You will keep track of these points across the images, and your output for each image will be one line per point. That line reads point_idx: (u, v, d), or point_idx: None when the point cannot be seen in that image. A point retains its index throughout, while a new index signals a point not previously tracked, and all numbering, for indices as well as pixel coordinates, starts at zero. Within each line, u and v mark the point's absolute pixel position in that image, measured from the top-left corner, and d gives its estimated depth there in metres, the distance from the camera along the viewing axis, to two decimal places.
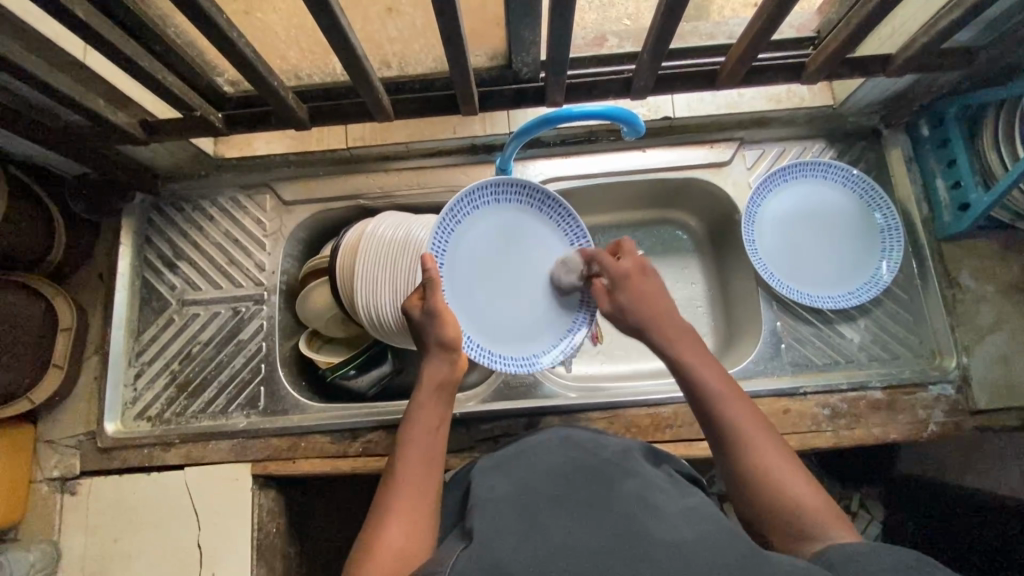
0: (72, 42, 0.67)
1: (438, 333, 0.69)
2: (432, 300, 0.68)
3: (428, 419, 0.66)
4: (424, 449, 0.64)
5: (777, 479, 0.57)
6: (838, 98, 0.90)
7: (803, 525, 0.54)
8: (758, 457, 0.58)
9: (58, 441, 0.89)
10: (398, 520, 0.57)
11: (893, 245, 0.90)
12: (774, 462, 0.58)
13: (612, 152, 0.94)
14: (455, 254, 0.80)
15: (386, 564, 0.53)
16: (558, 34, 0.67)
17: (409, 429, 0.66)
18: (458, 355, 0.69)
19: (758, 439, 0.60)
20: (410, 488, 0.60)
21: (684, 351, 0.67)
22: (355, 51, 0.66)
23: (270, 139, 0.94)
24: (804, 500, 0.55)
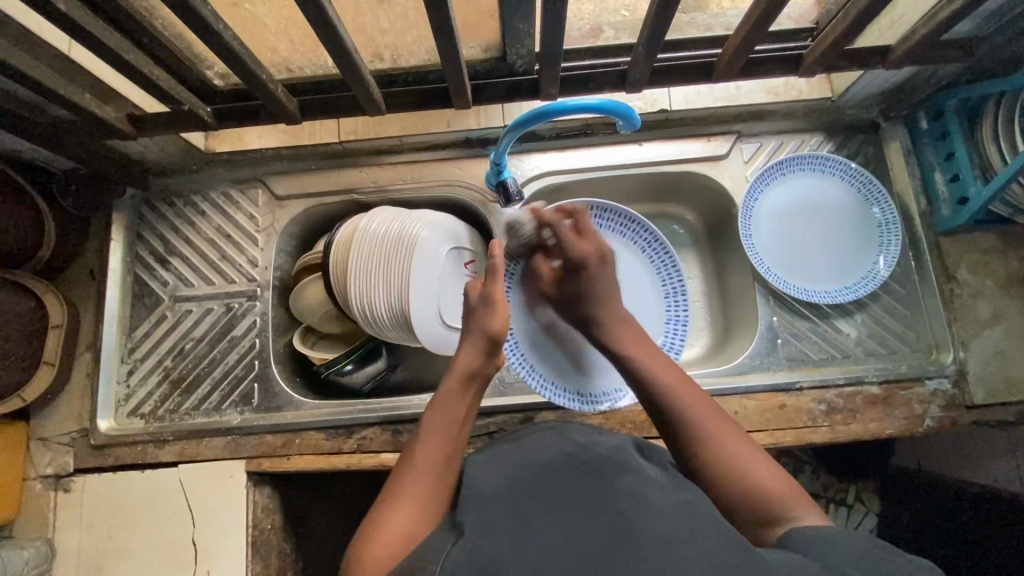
0: (56, 35, 0.66)
1: (484, 322, 0.70)
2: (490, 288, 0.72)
3: (456, 408, 0.65)
4: (445, 438, 0.63)
5: (730, 461, 0.58)
6: (836, 90, 0.89)
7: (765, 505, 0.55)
8: (716, 443, 0.60)
9: (51, 438, 0.89)
10: (411, 506, 0.57)
11: (890, 240, 0.89)
12: (734, 450, 0.59)
13: (608, 145, 0.93)
14: (510, 297, 0.90)
15: (394, 546, 0.53)
16: (552, 25, 0.66)
17: (434, 417, 0.65)
18: (495, 349, 0.70)
19: (712, 426, 0.61)
20: (428, 475, 0.60)
21: (623, 338, 0.72)
22: (345, 44, 0.65)
23: (262, 133, 0.93)
24: (762, 479, 0.56)
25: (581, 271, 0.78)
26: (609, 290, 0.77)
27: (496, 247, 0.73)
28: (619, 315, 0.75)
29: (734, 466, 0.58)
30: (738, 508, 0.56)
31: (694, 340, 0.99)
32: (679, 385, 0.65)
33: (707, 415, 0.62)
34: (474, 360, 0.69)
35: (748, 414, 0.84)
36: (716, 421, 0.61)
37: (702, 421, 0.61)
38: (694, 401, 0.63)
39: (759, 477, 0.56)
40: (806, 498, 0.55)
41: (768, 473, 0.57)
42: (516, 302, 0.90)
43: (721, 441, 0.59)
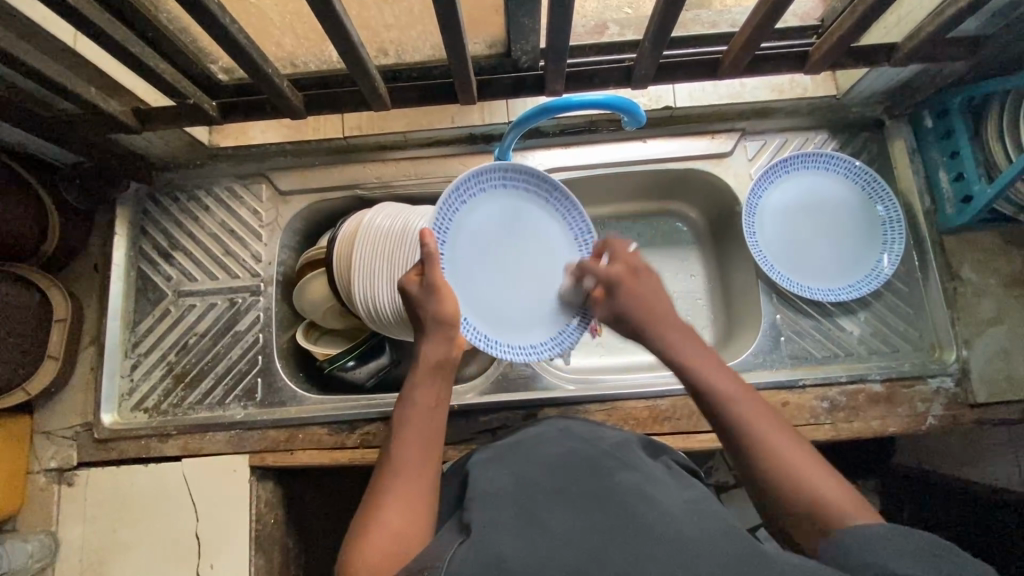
0: (62, 28, 0.66)
1: (436, 310, 0.68)
2: (431, 275, 0.68)
3: (426, 397, 0.66)
4: (419, 428, 0.64)
5: (795, 476, 0.57)
6: (842, 88, 0.89)
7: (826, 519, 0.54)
8: (789, 477, 0.57)
9: (55, 432, 0.89)
10: (396, 502, 0.57)
11: (894, 238, 0.89)
12: (801, 464, 0.57)
13: (613, 142, 0.93)
14: (460, 264, 0.79)
15: (381, 545, 0.53)
16: (559, 21, 0.66)
17: (407, 410, 0.65)
18: (454, 332, 0.69)
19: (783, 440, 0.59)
20: (410, 469, 0.60)
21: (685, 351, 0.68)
22: (351, 39, 0.65)
23: (266, 128, 0.93)
24: (824, 491, 0.55)
25: (616, 288, 0.74)
26: (653, 297, 0.73)
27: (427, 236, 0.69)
28: (676, 325, 0.71)
29: (799, 479, 0.56)
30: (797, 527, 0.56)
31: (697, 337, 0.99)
32: (738, 396, 0.63)
33: (764, 423, 0.60)
34: (441, 346, 0.68)
35: None
36: (779, 435, 0.60)
37: (768, 436, 0.60)
38: (755, 412, 0.61)
39: (825, 491, 0.55)
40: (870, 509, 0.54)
41: (833, 488, 0.55)
42: (466, 266, 0.80)
43: (783, 454, 0.58)
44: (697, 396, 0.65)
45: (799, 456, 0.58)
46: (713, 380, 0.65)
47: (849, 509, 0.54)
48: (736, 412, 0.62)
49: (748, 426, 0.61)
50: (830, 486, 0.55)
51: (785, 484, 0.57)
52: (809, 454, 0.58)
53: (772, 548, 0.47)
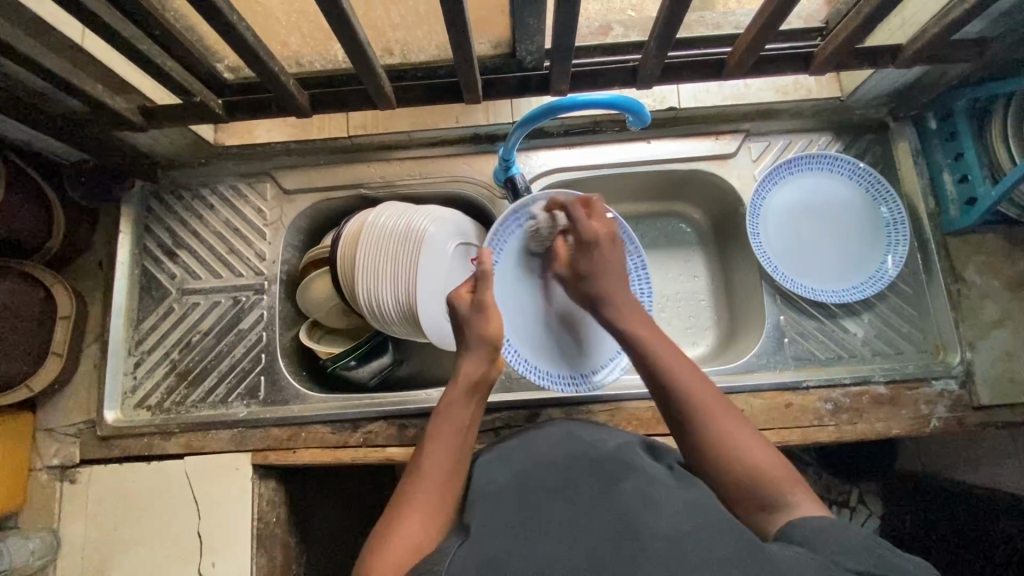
0: (70, 25, 0.66)
1: (482, 328, 0.69)
2: (485, 295, 0.70)
3: (460, 418, 0.66)
4: (450, 446, 0.63)
5: (729, 448, 0.58)
6: (845, 90, 0.89)
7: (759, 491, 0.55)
8: (722, 446, 0.58)
9: (58, 429, 0.89)
10: (419, 516, 0.56)
11: (897, 239, 0.89)
12: (730, 430, 0.59)
13: (617, 143, 0.93)
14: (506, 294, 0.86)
15: (403, 555, 0.52)
16: (565, 20, 0.66)
17: (437, 427, 0.65)
18: (494, 354, 0.70)
19: (719, 415, 0.60)
20: (436, 484, 0.60)
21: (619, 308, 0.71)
22: (358, 38, 0.65)
23: (271, 127, 0.92)
24: (760, 463, 0.56)
25: (591, 246, 0.74)
26: (618, 272, 0.73)
27: (484, 254, 0.71)
28: (624, 296, 0.72)
29: (729, 445, 0.58)
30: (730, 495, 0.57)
31: (700, 338, 0.99)
32: (684, 371, 0.63)
33: (701, 392, 0.61)
34: (479, 368, 0.69)
35: (754, 412, 0.84)
36: (715, 400, 0.61)
37: (705, 408, 0.60)
38: (690, 378, 0.62)
39: (751, 459, 0.57)
40: (806, 488, 0.55)
41: (764, 458, 0.57)
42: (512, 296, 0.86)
43: (717, 422, 0.59)
44: (643, 364, 0.66)
45: (732, 424, 0.59)
46: (654, 350, 0.66)
47: (775, 478, 0.55)
48: (681, 381, 0.62)
49: (688, 397, 0.61)
50: (762, 458, 0.57)
51: (713, 449, 0.58)
52: (747, 429, 0.59)
53: (771, 546, 0.47)
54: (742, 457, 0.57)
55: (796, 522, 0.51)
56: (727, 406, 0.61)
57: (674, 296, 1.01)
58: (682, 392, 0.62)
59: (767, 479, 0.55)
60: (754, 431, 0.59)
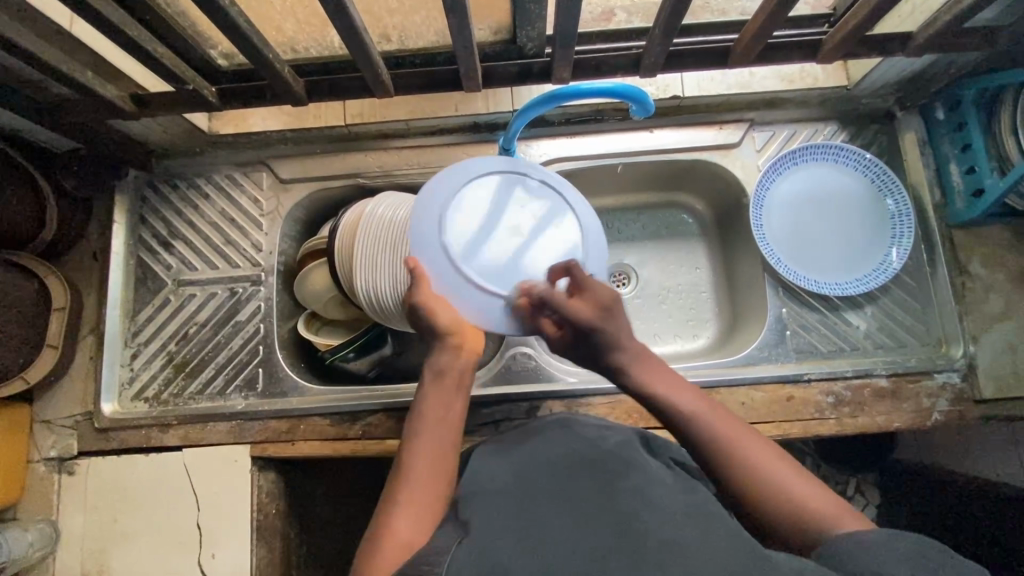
0: (57, 10, 0.64)
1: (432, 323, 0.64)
2: (416, 300, 0.64)
3: (437, 408, 0.61)
4: (428, 437, 0.58)
5: (770, 480, 0.53)
6: (853, 78, 0.87)
7: (814, 526, 0.49)
8: (756, 487, 0.53)
9: (55, 420, 0.88)
10: (411, 507, 0.53)
11: (904, 230, 0.88)
12: (761, 461, 0.54)
13: (619, 132, 0.91)
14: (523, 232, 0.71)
15: (392, 551, 0.49)
16: (566, 7, 0.64)
17: (417, 421, 0.60)
18: (458, 341, 0.64)
19: (750, 451, 0.55)
20: (420, 474, 0.56)
21: (649, 373, 0.64)
22: (353, 24, 0.63)
23: (267, 115, 0.91)
24: (804, 496, 0.51)
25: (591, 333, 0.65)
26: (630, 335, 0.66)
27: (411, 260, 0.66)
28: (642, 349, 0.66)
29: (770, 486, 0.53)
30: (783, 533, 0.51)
31: (701, 330, 0.98)
32: (706, 410, 0.59)
33: (744, 442, 0.56)
34: (448, 356, 0.63)
35: (755, 405, 0.84)
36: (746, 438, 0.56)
37: (729, 438, 0.56)
38: (721, 419, 0.58)
39: (797, 494, 0.51)
40: (855, 516, 0.50)
41: (808, 489, 0.52)
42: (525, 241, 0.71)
43: (755, 463, 0.54)
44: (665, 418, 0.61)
45: (769, 460, 0.54)
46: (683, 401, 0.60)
47: (825, 514, 0.50)
48: (692, 409, 0.59)
49: (720, 440, 0.56)
50: (804, 487, 0.52)
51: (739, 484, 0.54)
52: (782, 459, 0.54)
53: (772, 551, 0.45)
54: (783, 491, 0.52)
55: (845, 541, 0.46)
56: (761, 441, 0.56)
57: (675, 288, 1.00)
58: (702, 426, 0.58)
59: (820, 515, 0.50)
60: (787, 458, 0.55)
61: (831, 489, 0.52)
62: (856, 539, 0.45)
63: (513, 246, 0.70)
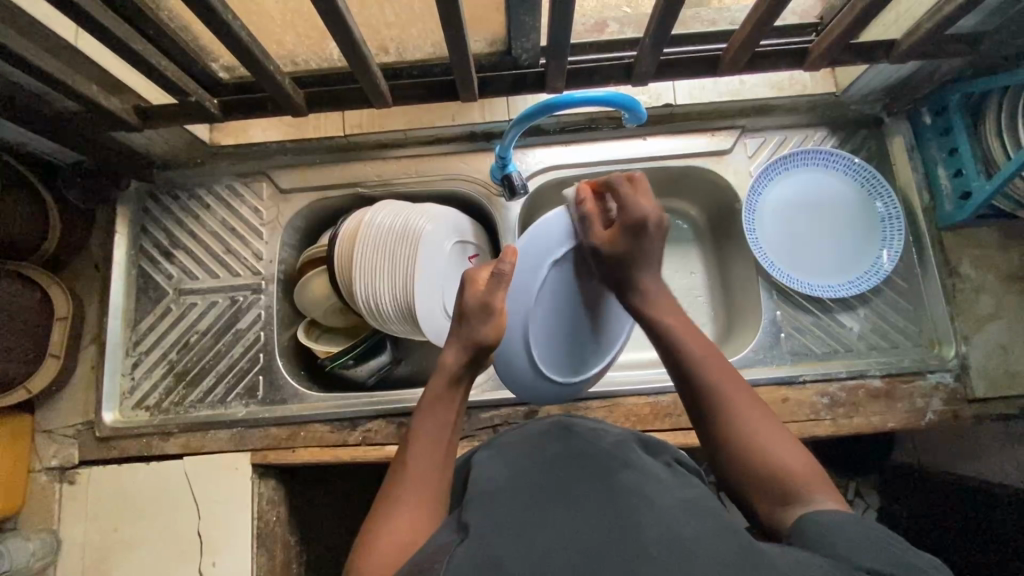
0: (63, 24, 0.66)
1: (472, 330, 0.65)
2: (492, 298, 0.65)
3: (445, 413, 0.62)
4: (434, 445, 0.59)
5: (756, 442, 0.55)
6: (841, 86, 0.89)
7: (785, 489, 0.52)
8: (747, 444, 0.55)
9: (57, 430, 0.89)
10: (409, 510, 0.54)
11: (893, 233, 0.90)
12: (751, 421, 0.56)
13: (612, 140, 0.93)
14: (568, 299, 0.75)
15: (392, 552, 0.50)
16: (560, 18, 0.66)
17: (423, 423, 0.61)
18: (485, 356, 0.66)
19: (741, 410, 0.57)
20: (422, 477, 0.57)
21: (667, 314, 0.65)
22: (353, 36, 0.65)
23: (267, 127, 0.92)
24: (785, 461, 0.53)
25: (642, 234, 0.67)
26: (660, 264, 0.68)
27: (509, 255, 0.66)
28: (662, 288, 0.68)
29: (761, 450, 0.54)
30: (754, 488, 0.54)
31: None
32: (710, 360, 0.61)
33: (742, 403, 0.57)
34: (457, 365, 0.64)
35: None
36: (744, 400, 0.58)
37: (728, 395, 0.58)
38: (724, 377, 0.59)
39: (778, 458, 0.54)
40: (830, 483, 0.52)
41: (793, 453, 0.54)
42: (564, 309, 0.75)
43: (746, 426, 0.56)
44: (670, 358, 0.63)
45: (761, 424, 0.56)
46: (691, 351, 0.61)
47: (800, 478, 0.52)
48: (695, 355, 0.61)
49: (717, 392, 0.58)
50: (789, 452, 0.54)
51: (729, 437, 0.56)
52: (770, 422, 0.56)
53: (767, 547, 0.45)
54: (767, 456, 0.54)
55: (813, 515, 0.49)
56: (756, 405, 0.58)
57: (671, 293, 1.01)
58: (702, 374, 0.60)
59: (797, 482, 0.52)
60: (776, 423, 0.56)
61: (811, 455, 0.54)
62: (825, 515, 0.48)
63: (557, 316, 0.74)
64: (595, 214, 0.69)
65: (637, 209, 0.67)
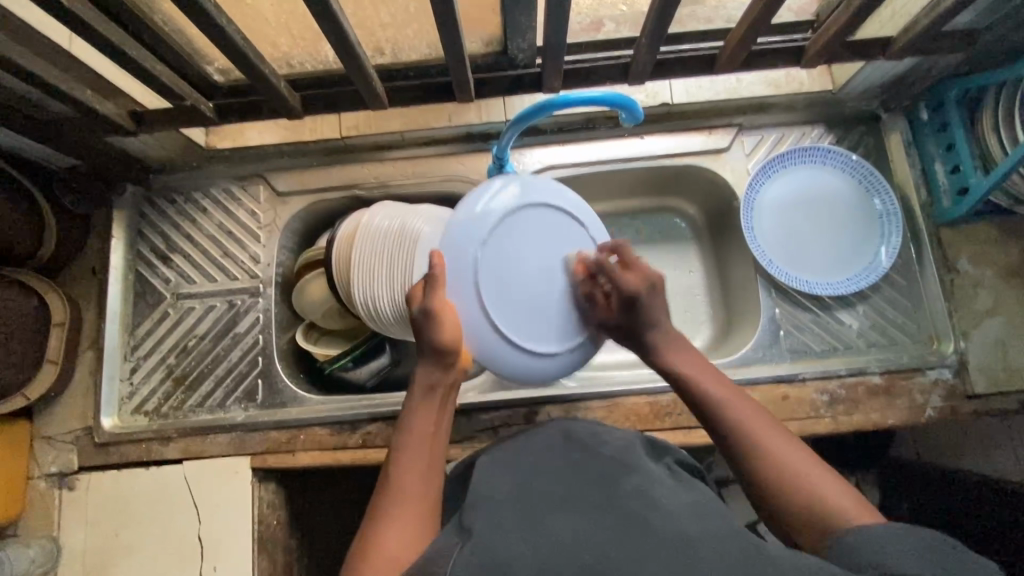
0: (57, 30, 0.65)
1: (435, 336, 0.66)
2: (430, 301, 0.66)
3: (426, 423, 0.63)
4: (420, 450, 0.61)
5: (790, 475, 0.54)
6: (836, 83, 0.90)
7: (829, 522, 0.50)
8: (783, 480, 0.54)
9: (56, 436, 0.88)
10: (400, 520, 0.54)
11: (892, 230, 0.90)
12: (781, 455, 0.56)
13: (609, 139, 0.93)
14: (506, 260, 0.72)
15: (385, 560, 0.50)
16: (556, 17, 0.66)
17: (405, 436, 0.62)
18: (453, 359, 0.66)
19: (770, 444, 0.57)
20: (412, 483, 0.58)
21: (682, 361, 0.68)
22: (348, 38, 0.65)
23: (263, 129, 0.93)
24: (829, 494, 0.52)
25: (637, 305, 0.70)
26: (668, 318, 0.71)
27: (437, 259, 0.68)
28: (671, 336, 0.70)
29: (794, 481, 0.54)
30: (798, 526, 0.52)
31: (696, 332, 0.99)
32: (729, 398, 0.62)
33: (771, 438, 0.57)
34: (433, 371, 0.66)
35: None
36: (772, 435, 0.58)
37: (753, 431, 0.58)
38: (749, 413, 0.60)
39: (819, 490, 0.52)
40: (880, 513, 0.50)
41: (833, 485, 0.52)
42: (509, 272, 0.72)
43: (773, 457, 0.56)
44: (694, 401, 0.64)
45: (794, 458, 0.55)
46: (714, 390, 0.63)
47: (843, 509, 0.50)
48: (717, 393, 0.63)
49: (743, 428, 0.59)
50: (829, 484, 0.52)
51: (761, 477, 0.56)
52: (802, 455, 0.56)
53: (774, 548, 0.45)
54: (809, 490, 0.53)
55: (860, 536, 0.46)
56: (787, 440, 0.57)
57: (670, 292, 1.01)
58: (724, 410, 0.61)
59: (835, 510, 0.50)
60: (811, 457, 0.55)
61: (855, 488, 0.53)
62: (870, 534, 0.46)
63: (508, 282, 0.71)
64: (597, 294, 0.73)
65: (627, 284, 0.70)
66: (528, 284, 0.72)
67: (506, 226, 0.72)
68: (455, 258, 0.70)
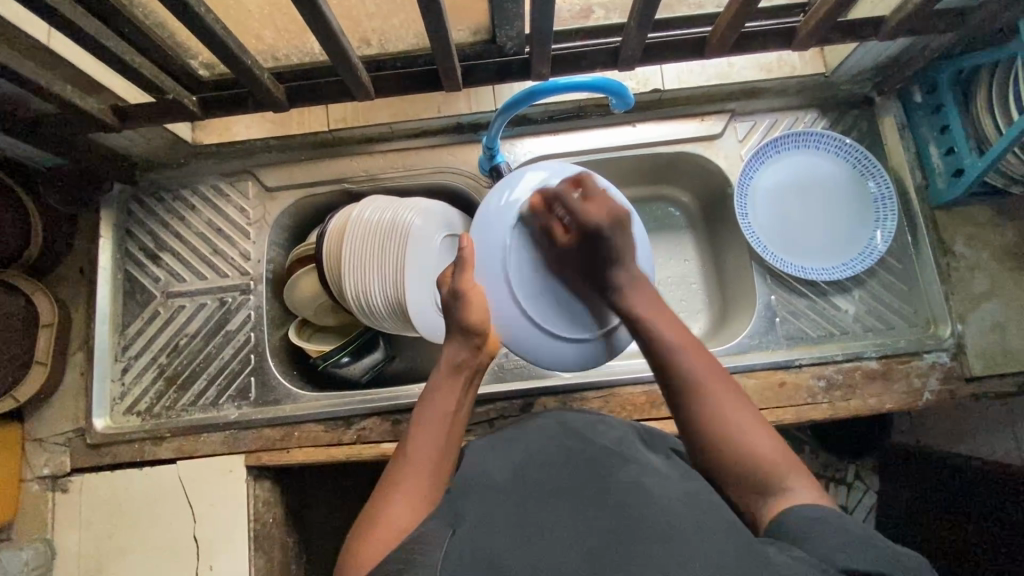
0: (35, 24, 0.64)
1: (462, 316, 0.64)
2: (458, 284, 0.65)
3: (446, 403, 0.61)
4: (437, 428, 0.59)
5: (730, 432, 0.54)
6: (830, 65, 0.88)
7: (758, 479, 0.51)
8: (721, 433, 0.54)
9: (47, 438, 0.88)
10: (404, 498, 0.52)
11: (886, 214, 0.89)
12: (724, 410, 0.55)
13: (600, 128, 0.92)
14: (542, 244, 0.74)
15: (382, 539, 0.49)
16: (544, 3, 0.65)
17: (425, 412, 0.60)
18: (481, 340, 0.64)
19: (717, 397, 0.56)
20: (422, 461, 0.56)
21: (648, 310, 0.64)
22: (332, 28, 0.64)
23: (250, 122, 0.91)
24: (758, 449, 0.53)
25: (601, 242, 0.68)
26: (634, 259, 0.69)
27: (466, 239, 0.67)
28: (638, 284, 0.67)
29: (731, 434, 0.54)
30: (723, 474, 0.54)
31: (692, 321, 0.99)
32: (687, 348, 0.59)
33: (720, 393, 0.56)
34: (461, 349, 0.63)
35: (749, 393, 0.84)
36: (723, 390, 0.56)
37: (703, 380, 0.57)
38: (702, 364, 0.58)
39: (754, 446, 0.53)
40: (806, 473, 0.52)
41: (766, 442, 0.53)
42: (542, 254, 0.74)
43: (716, 407, 0.55)
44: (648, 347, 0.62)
45: (737, 412, 0.55)
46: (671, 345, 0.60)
47: (773, 468, 0.51)
48: (675, 350, 0.60)
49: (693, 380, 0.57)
50: (763, 441, 0.53)
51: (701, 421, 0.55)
52: (744, 405, 0.55)
53: (768, 544, 0.44)
54: (743, 445, 0.53)
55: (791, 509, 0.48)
56: (737, 396, 0.56)
57: (666, 281, 1.01)
58: (676, 363, 0.59)
59: (771, 470, 0.51)
60: (753, 410, 0.55)
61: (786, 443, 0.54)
62: (803, 511, 0.47)
63: (540, 265, 0.73)
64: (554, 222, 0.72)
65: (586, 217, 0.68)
66: (563, 270, 0.74)
67: (545, 208, 0.74)
68: (485, 240, 0.72)
